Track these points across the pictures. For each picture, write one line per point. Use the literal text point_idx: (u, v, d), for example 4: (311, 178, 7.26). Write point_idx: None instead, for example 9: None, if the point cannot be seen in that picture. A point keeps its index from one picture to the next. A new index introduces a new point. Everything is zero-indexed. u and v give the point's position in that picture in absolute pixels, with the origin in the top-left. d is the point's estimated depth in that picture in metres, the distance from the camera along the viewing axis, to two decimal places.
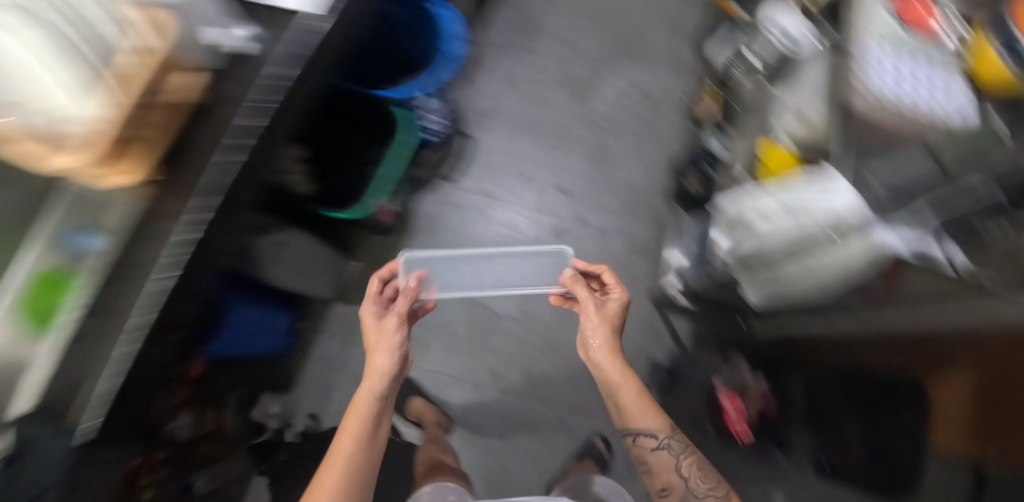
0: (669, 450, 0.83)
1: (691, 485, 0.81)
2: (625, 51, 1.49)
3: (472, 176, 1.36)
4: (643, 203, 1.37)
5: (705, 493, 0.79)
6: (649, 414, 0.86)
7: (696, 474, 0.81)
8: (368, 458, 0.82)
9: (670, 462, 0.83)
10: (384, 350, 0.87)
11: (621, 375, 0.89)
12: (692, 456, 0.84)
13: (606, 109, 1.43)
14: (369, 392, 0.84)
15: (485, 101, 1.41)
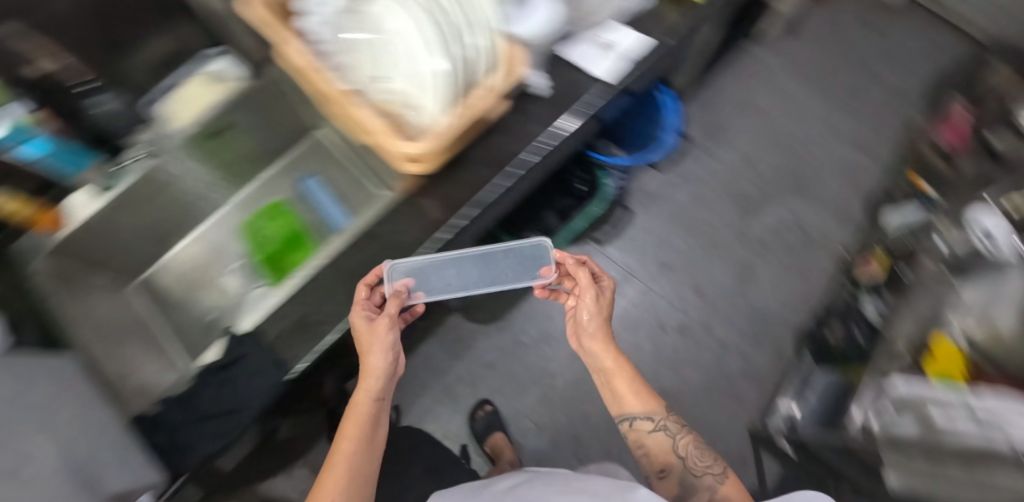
0: (667, 433, 0.69)
1: (690, 467, 0.66)
2: (799, 185, 1.50)
3: (620, 245, 1.39)
4: (771, 335, 1.34)
5: (703, 474, 0.65)
6: (631, 391, 0.72)
7: (692, 456, 0.67)
8: (370, 471, 0.61)
9: (662, 441, 0.69)
10: (379, 352, 0.66)
11: (614, 363, 0.73)
12: (687, 437, 0.69)
13: (763, 231, 1.44)
14: (370, 398, 0.65)
15: (654, 182, 1.46)
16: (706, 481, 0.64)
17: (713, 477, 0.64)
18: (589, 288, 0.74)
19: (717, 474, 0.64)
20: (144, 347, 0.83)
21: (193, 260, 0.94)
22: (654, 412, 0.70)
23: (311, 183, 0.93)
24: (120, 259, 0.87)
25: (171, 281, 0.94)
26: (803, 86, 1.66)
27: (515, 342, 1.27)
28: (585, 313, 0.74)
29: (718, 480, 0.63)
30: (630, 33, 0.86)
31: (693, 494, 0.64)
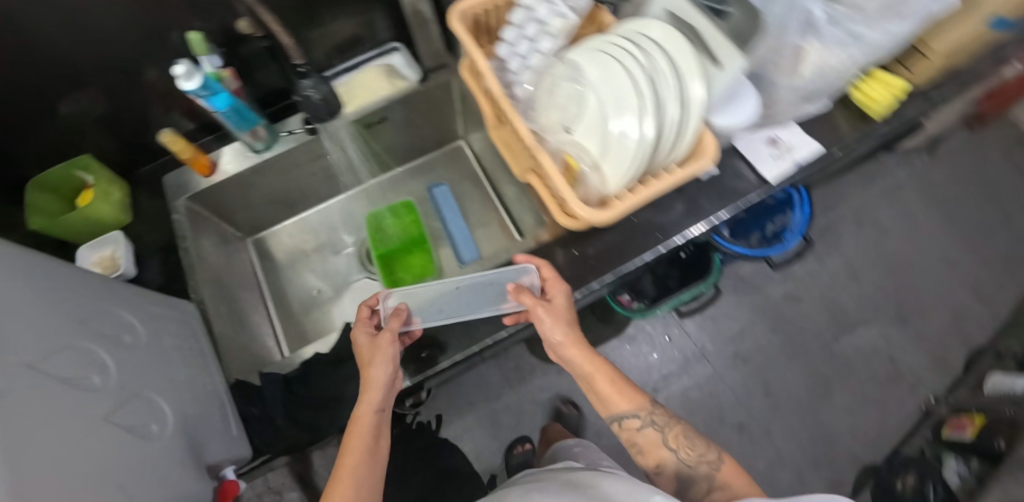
0: (655, 427, 0.64)
1: (681, 458, 0.61)
2: (899, 315, 1.44)
3: (699, 323, 1.39)
4: (832, 459, 1.27)
5: (696, 465, 0.60)
6: (617, 392, 0.66)
7: (682, 445, 0.62)
8: (377, 483, 0.56)
9: (657, 440, 0.63)
10: (382, 371, 0.60)
11: (591, 363, 0.66)
12: (676, 429, 0.64)
13: (848, 350, 1.39)
14: (370, 410, 0.59)
15: (749, 270, 1.44)
16: (702, 470, 0.59)
17: (708, 466, 0.59)
18: (536, 307, 0.64)
19: (713, 462, 0.60)
20: (253, 311, 0.82)
21: (309, 234, 0.95)
22: (642, 409, 0.64)
23: (440, 192, 0.94)
24: (251, 214, 0.88)
25: (283, 248, 0.94)
26: (929, 207, 1.56)
27: (574, 388, 1.26)
28: (559, 333, 0.65)
29: (714, 469, 0.59)
30: (812, 141, 0.78)
31: (694, 486, 0.59)
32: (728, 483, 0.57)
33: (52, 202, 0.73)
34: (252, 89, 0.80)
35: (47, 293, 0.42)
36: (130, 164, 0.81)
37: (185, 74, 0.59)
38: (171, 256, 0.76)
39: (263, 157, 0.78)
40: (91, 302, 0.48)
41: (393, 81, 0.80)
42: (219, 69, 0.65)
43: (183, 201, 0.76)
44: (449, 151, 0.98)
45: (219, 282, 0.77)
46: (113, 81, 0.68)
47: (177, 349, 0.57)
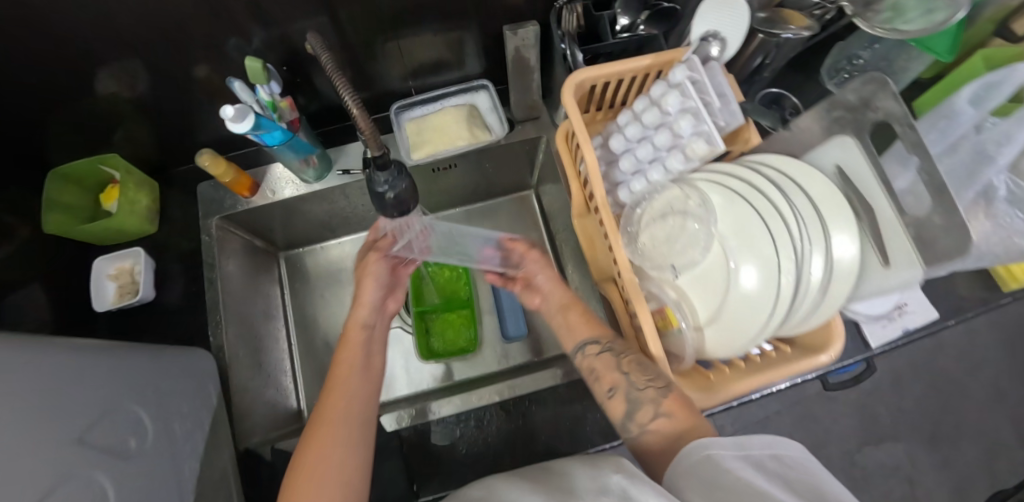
0: (613, 351, 0.53)
1: (632, 381, 0.49)
2: (930, 436, 1.35)
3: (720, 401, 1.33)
4: None
5: (645, 388, 0.48)
6: (585, 324, 0.59)
7: (636, 369, 0.50)
8: (369, 397, 0.53)
9: (612, 364, 0.52)
10: (371, 285, 0.62)
11: (571, 295, 0.62)
12: (631, 356, 0.52)
13: (865, 461, 1.33)
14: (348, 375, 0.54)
15: None
16: (648, 395, 0.47)
17: (657, 391, 0.47)
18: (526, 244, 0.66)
19: (662, 388, 0.47)
20: (275, 347, 0.75)
21: (347, 261, 0.86)
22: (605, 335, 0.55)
23: None
24: (292, 234, 0.81)
25: (319, 271, 0.86)
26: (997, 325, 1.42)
27: None
28: (544, 275, 0.64)
29: (661, 395, 0.46)
30: (931, 308, 0.66)
31: (638, 411, 0.47)
32: (675, 411, 0.45)
33: (73, 197, 0.64)
34: (307, 106, 0.69)
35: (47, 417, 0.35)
36: (163, 162, 0.72)
37: (237, 113, 0.48)
38: (193, 279, 0.67)
39: (315, 189, 0.71)
40: (98, 400, 0.41)
41: (472, 130, 0.69)
42: (275, 98, 0.55)
43: (216, 220, 0.68)
44: (513, 201, 0.90)
45: (243, 315, 0.69)
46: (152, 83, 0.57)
47: (190, 434, 0.50)
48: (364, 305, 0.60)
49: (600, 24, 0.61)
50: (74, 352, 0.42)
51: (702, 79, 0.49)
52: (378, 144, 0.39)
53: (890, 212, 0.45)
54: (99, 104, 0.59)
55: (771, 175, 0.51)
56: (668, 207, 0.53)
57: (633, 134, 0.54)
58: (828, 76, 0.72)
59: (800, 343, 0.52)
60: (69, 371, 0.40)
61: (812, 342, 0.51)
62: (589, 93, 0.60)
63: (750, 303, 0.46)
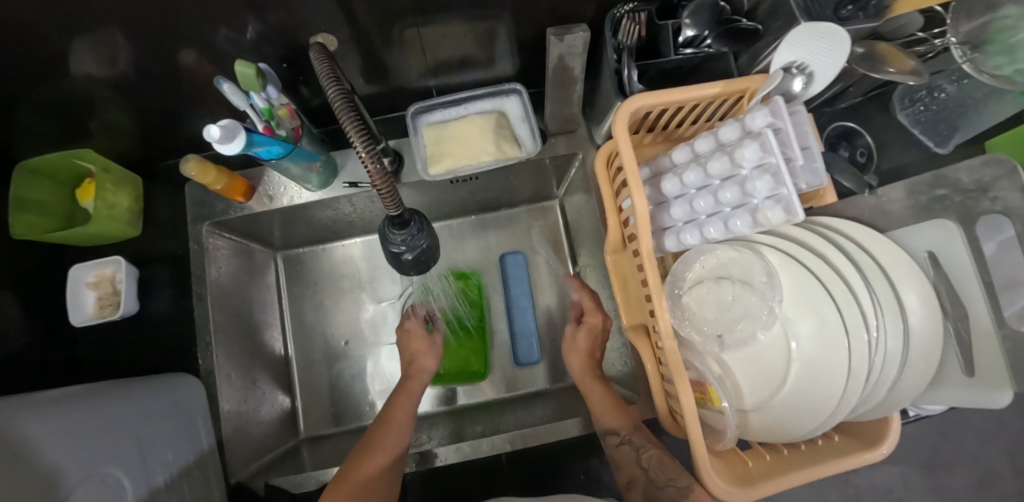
0: (632, 445, 0.52)
1: (653, 479, 0.49)
2: None
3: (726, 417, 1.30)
4: None
5: (665, 487, 0.48)
6: (604, 403, 0.57)
7: (656, 466, 0.50)
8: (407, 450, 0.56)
9: (631, 456, 0.52)
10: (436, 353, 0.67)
11: (591, 378, 0.60)
12: (653, 450, 0.52)
13: None
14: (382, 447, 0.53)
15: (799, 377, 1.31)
16: (669, 495, 0.47)
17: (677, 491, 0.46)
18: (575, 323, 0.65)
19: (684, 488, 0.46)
20: (271, 360, 0.70)
21: (351, 265, 0.78)
22: (627, 424, 0.54)
23: (513, 260, 0.78)
24: (291, 236, 0.73)
25: (319, 274, 0.78)
26: None
27: None
28: (574, 357, 0.63)
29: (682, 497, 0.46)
30: None
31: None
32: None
33: (46, 193, 0.57)
34: (310, 100, 0.59)
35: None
36: (148, 155, 0.64)
37: (225, 132, 0.41)
38: (181, 291, 0.61)
39: (318, 197, 0.63)
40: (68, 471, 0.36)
41: (500, 143, 0.58)
42: (272, 103, 0.47)
43: (206, 226, 0.61)
44: (534, 211, 0.81)
45: (237, 330, 0.64)
46: (129, 77, 0.49)
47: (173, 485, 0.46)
48: (420, 367, 0.65)
49: (661, 35, 0.51)
50: (36, 417, 0.37)
51: (785, 128, 0.41)
52: (396, 203, 0.33)
53: (987, 321, 0.39)
54: (69, 96, 0.50)
55: (850, 250, 0.44)
56: (724, 269, 0.47)
57: (692, 180, 0.46)
58: (900, 106, 0.64)
59: (853, 428, 0.46)
60: (32, 444, 0.35)
61: (869, 433, 0.45)
62: (641, 119, 0.52)
63: (814, 396, 0.41)
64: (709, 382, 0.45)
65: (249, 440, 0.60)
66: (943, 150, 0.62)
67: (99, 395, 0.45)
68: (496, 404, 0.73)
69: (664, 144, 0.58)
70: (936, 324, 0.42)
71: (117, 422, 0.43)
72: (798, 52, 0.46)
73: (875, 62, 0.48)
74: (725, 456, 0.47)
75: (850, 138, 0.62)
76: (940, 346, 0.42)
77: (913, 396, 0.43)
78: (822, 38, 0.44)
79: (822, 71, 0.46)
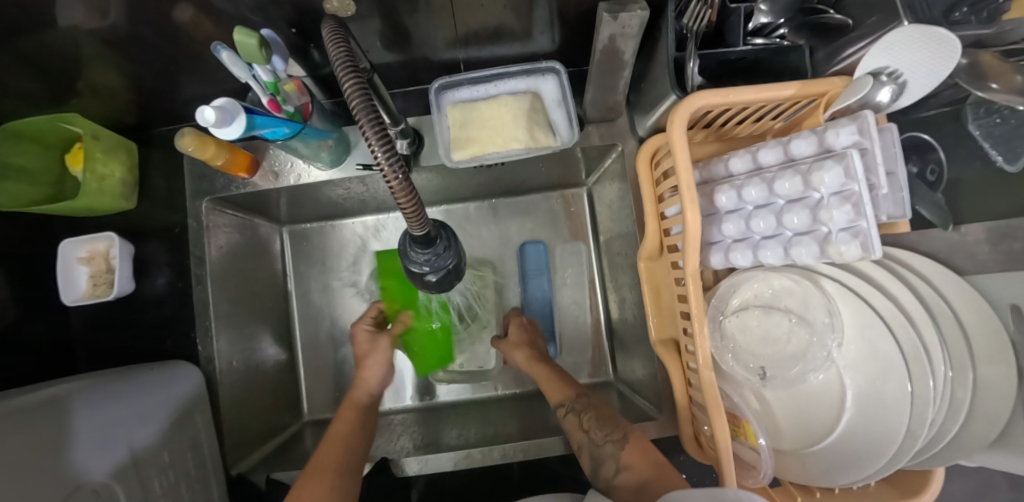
0: (574, 411, 0.52)
1: (593, 439, 0.48)
2: None
3: None
4: None
5: (604, 444, 0.47)
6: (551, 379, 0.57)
7: (595, 425, 0.49)
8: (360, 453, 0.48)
9: (574, 423, 0.50)
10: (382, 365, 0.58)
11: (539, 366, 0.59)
12: (592, 412, 0.51)
13: None
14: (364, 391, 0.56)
15: None
16: (609, 451, 0.46)
17: (615, 446, 0.46)
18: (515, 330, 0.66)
19: (619, 441, 0.46)
20: (275, 341, 0.67)
21: (360, 246, 0.74)
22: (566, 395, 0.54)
23: (534, 250, 0.74)
24: (297, 212, 0.68)
25: (326, 252, 0.74)
26: None
27: None
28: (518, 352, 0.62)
29: (619, 448, 0.46)
30: None
31: (603, 467, 0.45)
32: (635, 464, 0.44)
33: (29, 158, 0.52)
34: (322, 67, 0.52)
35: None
36: (142, 120, 0.58)
37: (221, 115, 0.36)
38: (178, 271, 0.57)
39: (329, 176, 0.57)
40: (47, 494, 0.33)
41: (532, 130, 0.51)
42: (278, 77, 0.41)
43: (206, 202, 0.55)
44: (558, 199, 0.75)
45: (238, 312, 0.60)
46: (113, 35, 0.42)
47: (171, 489, 0.43)
48: (370, 377, 0.57)
49: (730, 23, 0.44)
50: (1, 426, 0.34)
51: (872, 149, 0.35)
52: (422, 222, 0.28)
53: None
54: (47, 54, 0.44)
55: (923, 293, 0.40)
56: (776, 299, 0.43)
57: (752, 197, 0.41)
58: (972, 115, 0.53)
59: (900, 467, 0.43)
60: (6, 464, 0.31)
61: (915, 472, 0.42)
62: (698, 117, 0.46)
63: (861, 448, 0.38)
64: (744, 417, 0.41)
65: (249, 428, 0.58)
66: (1011, 170, 0.51)
67: (80, 405, 0.42)
68: (496, 400, 0.70)
69: (715, 144, 0.52)
70: (1008, 385, 0.38)
71: (94, 434, 0.40)
72: (893, 56, 0.39)
73: (980, 77, 0.41)
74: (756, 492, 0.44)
75: (922, 151, 0.55)
76: (1011, 411, 0.38)
77: (967, 454, 0.39)
78: (930, 43, 0.37)
79: (915, 82, 0.39)
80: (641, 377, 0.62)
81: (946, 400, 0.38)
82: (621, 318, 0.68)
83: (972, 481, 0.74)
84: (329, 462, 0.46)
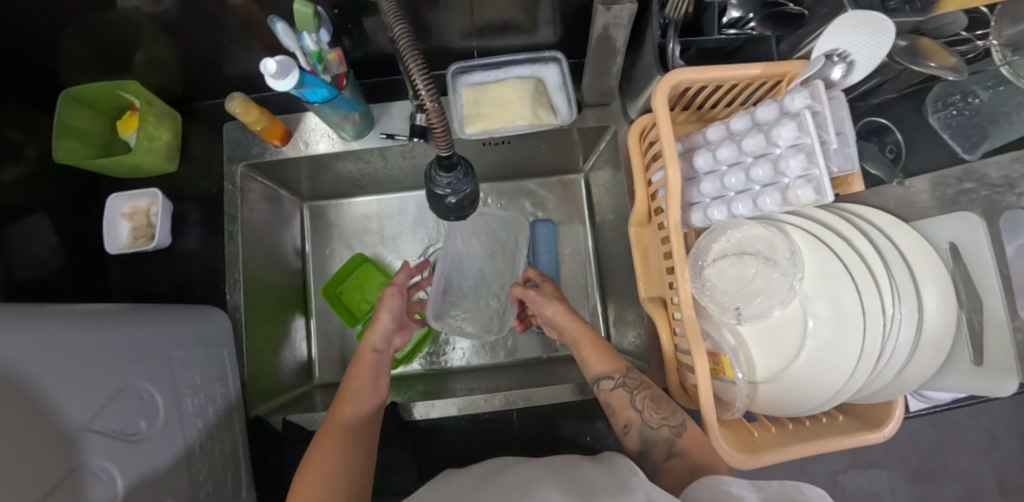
0: (626, 388, 0.50)
1: (646, 420, 0.48)
2: None
3: None
4: None
5: (658, 427, 0.47)
6: (598, 353, 0.54)
7: (650, 406, 0.48)
8: (362, 442, 0.46)
9: (625, 400, 0.49)
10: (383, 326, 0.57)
11: (580, 327, 0.56)
12: (646, 390, 0.50)
13: None
14: (369, 348, 0.56)
15: None
16: (663, 433, 0.46)
17: (670, 430, 0.46)
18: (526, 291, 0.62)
19: (676, 427, 0.46)
20: (290, 305, 0.71)
21: (373, 221, 0.78)
22: (617, 369, 0.51)
23: (544, 228, 0.78)
24: (318, 185, 0.73)
25: (340, 228, 0.78)
26: None
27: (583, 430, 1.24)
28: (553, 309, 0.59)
29: (675, 434, 0.45)
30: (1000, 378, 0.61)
31: (654, 449, 0.46)
32: (691, 450, 0.43)
33: (88, 121, 0.59)
34: (352, 51, 0.59)
35: (49, 419, 0.31)
36: (186, 94, 0.65)
37: (280, 69, 0.42)
38: (210, 230, 0.62)
39: (353, 147, 0.63)
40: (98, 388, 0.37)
41: (536, 109, 0.58)
42: (322, 48, 0.48)
43: (241, 167, 0.61)
44: (559, 184, 0.82)
45: (263, 269, 0.65)
46: (173, 12, 0.49)
47: (202, 408, 0.48)
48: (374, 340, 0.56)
49: (706, 16, 0.52)
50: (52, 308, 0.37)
51: (823, 111, 0.42)
52: (449, 143, 0.35)
53: (1001, 314, 0.40)
54: (116, 28, 0.51)
55: (873, 237, 0.45)
56: (748, 246, 0.48)
57: (725, 156, 0.47)
58: (932, 108, 0.62)
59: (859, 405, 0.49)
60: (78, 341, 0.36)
61: (871, 406, 0.47)
62: (680, 96, 0.53)
63: (824, 372, 0.43)
64: (723, 352, 0.47)
65: (262, 376, 0.61)
66: (970, 158, 0.60)
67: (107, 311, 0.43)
68: (502, 368, 0.72)
69: (696, 123, 0.59)
70: (951, 313, 0.43)
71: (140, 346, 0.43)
72: (840, 39, 0.46)
73: (916, 56, 0.47)
74: (737, 427, 0.49)
75: (880, 134, 0.64)
76: (951, 338, 0.44)
77: (918, 383, 0.45)
78: (868, 28, 0.44)
79: (863, 62, 0.46)
80: (635, 341, 0.67)
81: (906, 330, 0.43)
82: (616, 290, 0.73)
83: (960, 467, 0.76)
84: (328, 458, 0.43)
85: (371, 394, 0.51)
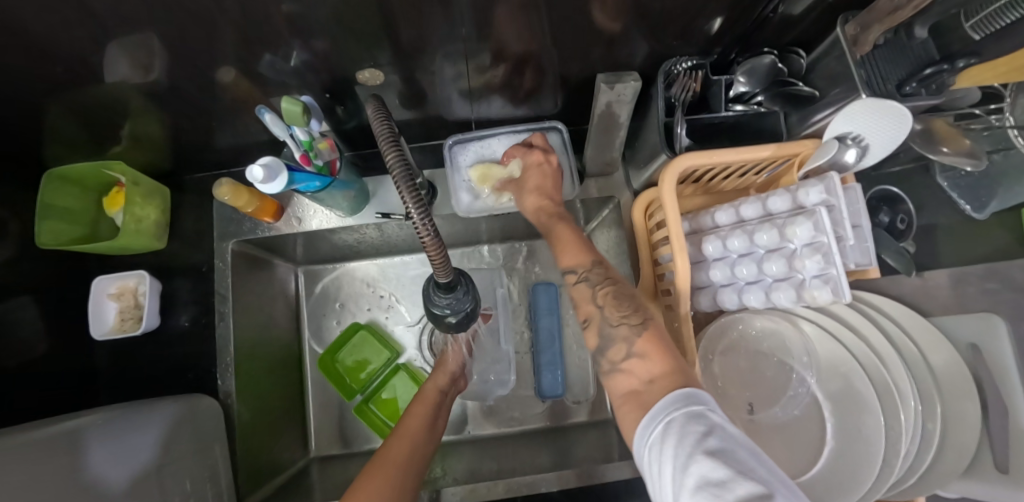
0: (589, 283, 0.44)
1: (606, 316, 0.42)
2: None
3: None
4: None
5: (618, 325, 0.41)
6: (571, 240, 0.48)
7: (611, 303, 0.42)
8: (421, 461, 0.50)
9: (587, 295, 0.44)
10: (446, 374, 0.62)
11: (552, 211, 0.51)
12: (609, 286, 0.43)
13: None
14: (435, 389, 0.60)
15: None
16: (621, 332, 0.40)
17: (629, 329, 0.40)
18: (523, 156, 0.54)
19: (636, 325, 0.40)
20: (284, 378, 0.68)
21: (369, 285, 0.75)
22: (584, 262, 0.46)
23: (546, 290, 0.74)
24: (313, 253, 0.71)
25: (336, 292, 0.75)
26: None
27: None
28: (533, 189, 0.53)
29: (634, 333, 0.39)
30: None
31: (611, 348, 0.40)
32: (650, 353, 0.37)
33: (74, 201, 0.57)
34: (346, 122, 0.58)
35: None
36: (176, 167, 0.63)
37: (267, 173, 0.42)
38: (202, 307, 0.60)
39: (348, 222, 0.61)
40: None
41: None
42: (311, 136, 0.47)
43: (232, 245, 0.59)
44: None
45: (257, 344, 0.63)
46: (158, 91, 0.47)
47: None
48: (436, 382, 0.61)
49: (713, 91, 0.50)
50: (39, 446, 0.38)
51: (838, 206, 0.40)
52: (447, 269, 0.33)
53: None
54: (102, 109, 0.49)
55: (890, 331, 0.44)
56: (762, 342, 0.47)
57: (736, 246, 0.45)
58: (939, 168, 0.60)
59: None
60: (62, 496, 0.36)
61: None
62: (687, 175, 0.51)
63: (843, 475, 0.40)
64: None
65: (256, 456, 0.59)
66: (979, 216, 0.58)
67: (89, 434, 0.42)
68: (504, 440, 0.69)
69: (703, 198, 0.57)
70: (973, 418, 0.41)
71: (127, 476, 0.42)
72: (857, 123, 0.44)
73: (931, 141, 0.47)
74: None
75: (891, 203, 0.60)
76: (974, 442, 0.41)
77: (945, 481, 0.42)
78: (883, 112, 0.42)
79: (876, 143, 0.45)
80: None
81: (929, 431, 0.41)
82: None
83: None
84: (386, 468, 0.46)
85: (427, 428, 0.55)
